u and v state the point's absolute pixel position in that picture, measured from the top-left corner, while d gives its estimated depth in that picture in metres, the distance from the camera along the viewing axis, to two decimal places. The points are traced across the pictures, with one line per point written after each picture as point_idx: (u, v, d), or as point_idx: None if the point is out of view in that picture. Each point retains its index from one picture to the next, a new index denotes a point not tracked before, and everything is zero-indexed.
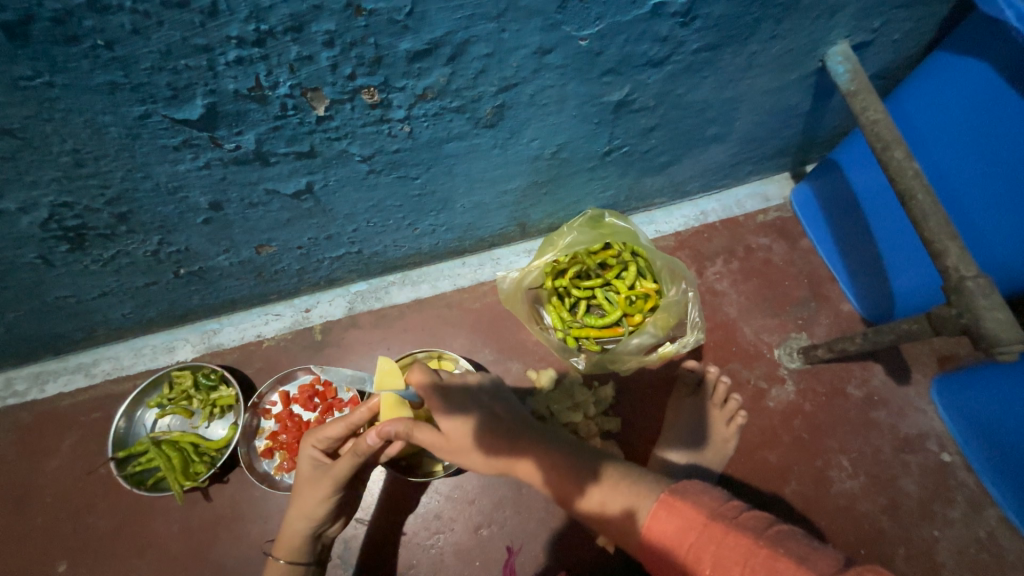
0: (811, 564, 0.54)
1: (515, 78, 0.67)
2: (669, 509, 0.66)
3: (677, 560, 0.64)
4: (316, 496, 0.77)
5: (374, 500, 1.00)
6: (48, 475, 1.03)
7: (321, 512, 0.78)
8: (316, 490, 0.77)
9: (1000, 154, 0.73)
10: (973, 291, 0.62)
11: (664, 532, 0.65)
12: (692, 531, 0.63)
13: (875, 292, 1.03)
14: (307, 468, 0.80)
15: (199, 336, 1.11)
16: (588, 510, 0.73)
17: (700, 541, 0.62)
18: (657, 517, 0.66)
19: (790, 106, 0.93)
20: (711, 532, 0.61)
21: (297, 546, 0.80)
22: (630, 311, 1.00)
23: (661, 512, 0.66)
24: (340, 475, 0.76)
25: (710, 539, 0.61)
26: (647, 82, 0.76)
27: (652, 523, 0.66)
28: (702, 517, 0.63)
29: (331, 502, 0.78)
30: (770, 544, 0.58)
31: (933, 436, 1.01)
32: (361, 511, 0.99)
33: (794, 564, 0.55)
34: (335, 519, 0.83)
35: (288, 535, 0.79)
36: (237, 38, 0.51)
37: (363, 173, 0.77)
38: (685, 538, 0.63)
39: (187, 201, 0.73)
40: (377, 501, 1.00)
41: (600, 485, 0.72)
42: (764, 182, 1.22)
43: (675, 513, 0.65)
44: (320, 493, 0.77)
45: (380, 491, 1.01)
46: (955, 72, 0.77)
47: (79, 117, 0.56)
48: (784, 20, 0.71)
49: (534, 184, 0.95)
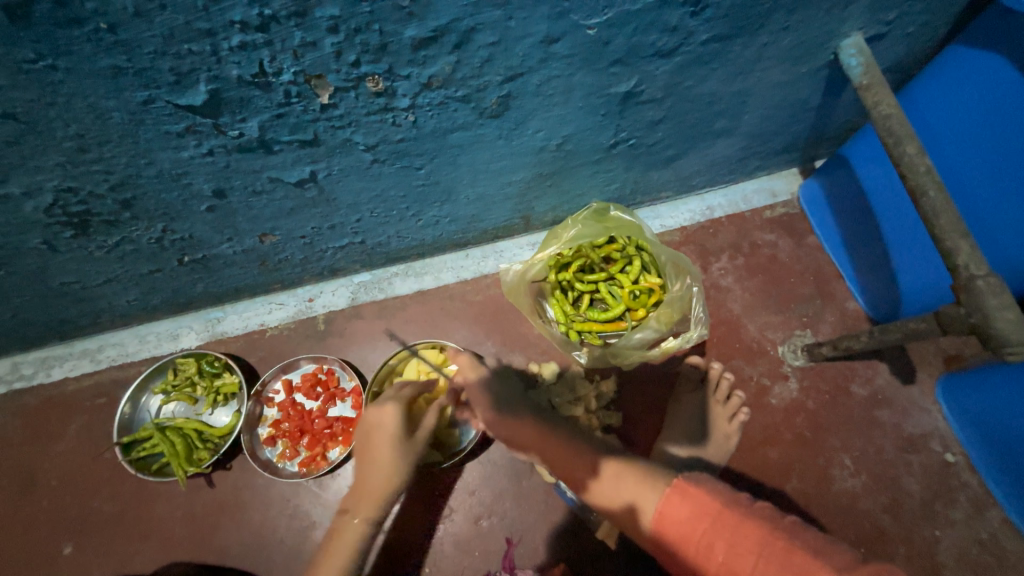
0: (828, 559, 0.57)
1: (521, 67, 0.66)
2: (682, 495, 0.69)
3: (688, 546, 0.67)
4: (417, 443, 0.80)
5: None
6: (54, 458, 1.04)
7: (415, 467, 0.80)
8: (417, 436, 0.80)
9: (1016, 151, 0.71)
10: (984, 290, 0.61)
11: (678, 518, 0.68)
12: (706, 517, 0.66)
13: (882, 291, 1.02)
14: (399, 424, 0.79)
15: (203, 324, 1.12)
16: (595, 500, 0.77)
17: (713, 527, 0.65)
18: (670, 501, 0.69)
19: (801, 100, 0.91)
20: (724, 521, 0.65)
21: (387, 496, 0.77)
22: (633, 305, 1.00)
23: (674, 497, 0.69)
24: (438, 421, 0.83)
25: (724, 526, 0.65)
26: (655, 73, 0.75)
27: (664, 508, 0.69)
28: (716, 505, 0.67)
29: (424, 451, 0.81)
30: (786, 536, 0.61)
31: (937, 436, 1.00)
32: None
33: (810, 557, 0.58)
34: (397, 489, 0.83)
35: (375, 486, 0.76)
36: (241, 23, 0.50)
37: (367, 162, 0.77)
38: (698, 523, 0.67)
39: (191, 188, 0.73)
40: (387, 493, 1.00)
41: (599, 482, 0.76)
42: (772, 177, 1.20)
43: (688, 498, 0.68)
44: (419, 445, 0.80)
45: None
46: (972, 70, 0.75)
47: (83, 102, 0.55)
48: (796, 11, 0.69)
49: (538, 176, 0.94)
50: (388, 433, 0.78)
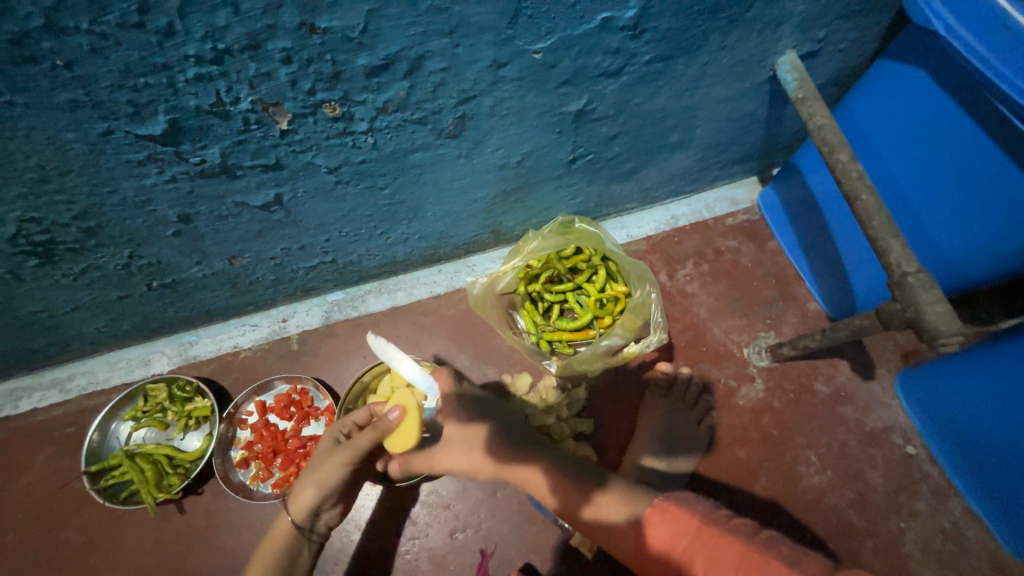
0: (802, 566, 0.60)
1: (473, 90, 0.70)
2: (663, 515, 0.71)
3: (671, 562, 0.69)
4: (334, 462, 0.82)
5: (365, 513, 1.00)
6: (19, 491, 1.02)
7: (333, 483, 0.82)
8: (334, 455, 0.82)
9: (941, 157, 0.76)
10: (915, 285, 0.65)
11: (660, 537, 0.70)
12: (687, 534, 0.68)
13: (838, 290, 1.06)
14: (326, 439, 0.87)
15: (175, 348, 1.11)
16: (593, 518, 0.78)
17: (693, 544, 0.67)
18: (653, 523, 0.71)
19: (749, 113, 0.96)
20: (704, 537, 0.67)
21: (301, 503, 0.82)
22: (600, 313, 1.03)
23: (656, 517, 0.72)
24: (360, 447, 0.82)
25: (704, 543, 0.66)
26: (604, 92, 0.79)
27: (649, 526, 0.72)
28: (695, 523, 0.69)
29: (347, 470, 0.82)
30: (760, 548, 0.63)
31: (898, 430, 1.04)
32: (352, 523, 0.99)
33: (785, 567, 0.60)
34: (334, 503, 0.85)
35: (295, 492, 0.84)
36: (195, 57, 0.53)
37: (331, 184, 0.79)
38: (679, 542, 0.68)
39: (156, 214, 0.75)
40: (371, 510, 1.00)
41: (606, 495, 0.79)
42: (732, 187, 1.25)
43: (667, 518, 0.71)
44: (339, 461, 0.81)
45: (372, 503, 1.01)
46: (899, 82, 0.80)
47: (43, 135, 0.57)
48: (731, 32, 0.74)
49: (503, 192, 0.97)
50: (321, 447, 0.87)
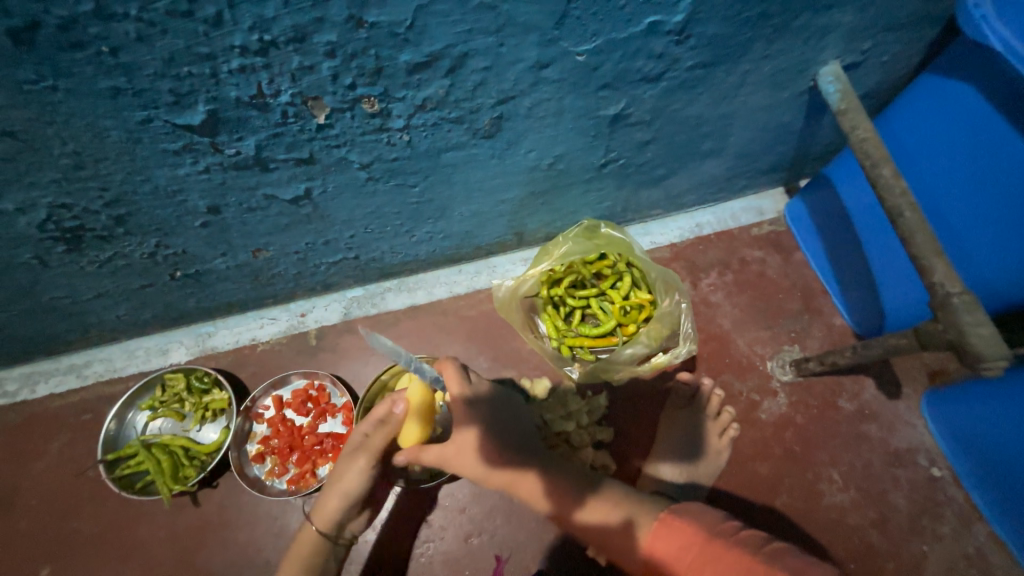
0: None
1: (513, 90, 0.69)
2: (669, 527, 0.71)
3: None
4: (356, 470, 0.81)
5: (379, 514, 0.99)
6: (34, 477, 1.02)
7: (358, 492, 0.81)
8: (354, 463, 0.81)
9: (985, 174, 0.74)
10: (959, 308, 0.63)
11: (665, 549, 0.69)
12: (692, 548, 0.68)
13: (867, 306, 1.05)
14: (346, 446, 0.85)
15: (194, 339, 1.11)
16: (587, 522, 0.77)
17: (699, 557, 0.66)
18: (658, 535, 0.71)
19: (784, 123, 0.94)
20: (710, 549, 0.66)
21: (329, 515, 0.81)
22: (624, 320, 1.01)
23: (663, 529, 0.71)
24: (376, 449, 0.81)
25: (710, 556, 0.65)
26: (642, 97, 0.77)
27: (653, 539, 0.71)
28: (700, 535, 0.68)
29: (371, 478, 0.82)
30: (766, 560, 0.62)
31: (923, 451, 1.02)
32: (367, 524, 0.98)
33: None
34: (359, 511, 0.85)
35: (320, 504, 0.82)
36: (240, 48, 0.52)
37: (362, 180, 0.78)
38: (685, 555, 0.68)
39: (186, 205, 0.74)
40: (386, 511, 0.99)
41: (600, 498, 0.78)
42: (759, 196, 1.23)
43: (672, 530, 0.70)
44: (360, 468, 0.80)
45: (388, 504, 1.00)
46: (943, 96, 0.78)
47: (81, 121, 0.56)
48: (776, 41, 0.73)
49: (532, 194, 0.96)
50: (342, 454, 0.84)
